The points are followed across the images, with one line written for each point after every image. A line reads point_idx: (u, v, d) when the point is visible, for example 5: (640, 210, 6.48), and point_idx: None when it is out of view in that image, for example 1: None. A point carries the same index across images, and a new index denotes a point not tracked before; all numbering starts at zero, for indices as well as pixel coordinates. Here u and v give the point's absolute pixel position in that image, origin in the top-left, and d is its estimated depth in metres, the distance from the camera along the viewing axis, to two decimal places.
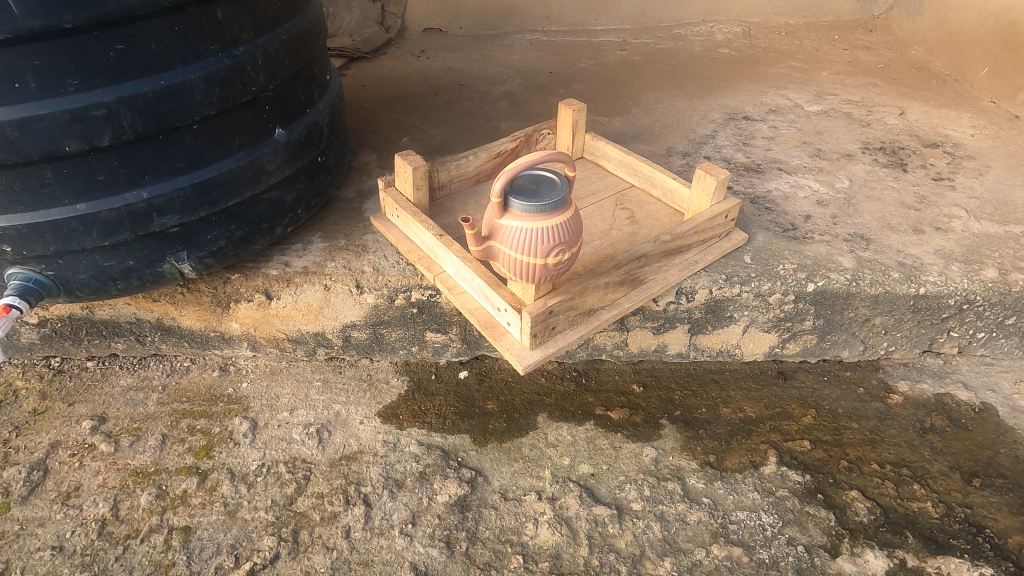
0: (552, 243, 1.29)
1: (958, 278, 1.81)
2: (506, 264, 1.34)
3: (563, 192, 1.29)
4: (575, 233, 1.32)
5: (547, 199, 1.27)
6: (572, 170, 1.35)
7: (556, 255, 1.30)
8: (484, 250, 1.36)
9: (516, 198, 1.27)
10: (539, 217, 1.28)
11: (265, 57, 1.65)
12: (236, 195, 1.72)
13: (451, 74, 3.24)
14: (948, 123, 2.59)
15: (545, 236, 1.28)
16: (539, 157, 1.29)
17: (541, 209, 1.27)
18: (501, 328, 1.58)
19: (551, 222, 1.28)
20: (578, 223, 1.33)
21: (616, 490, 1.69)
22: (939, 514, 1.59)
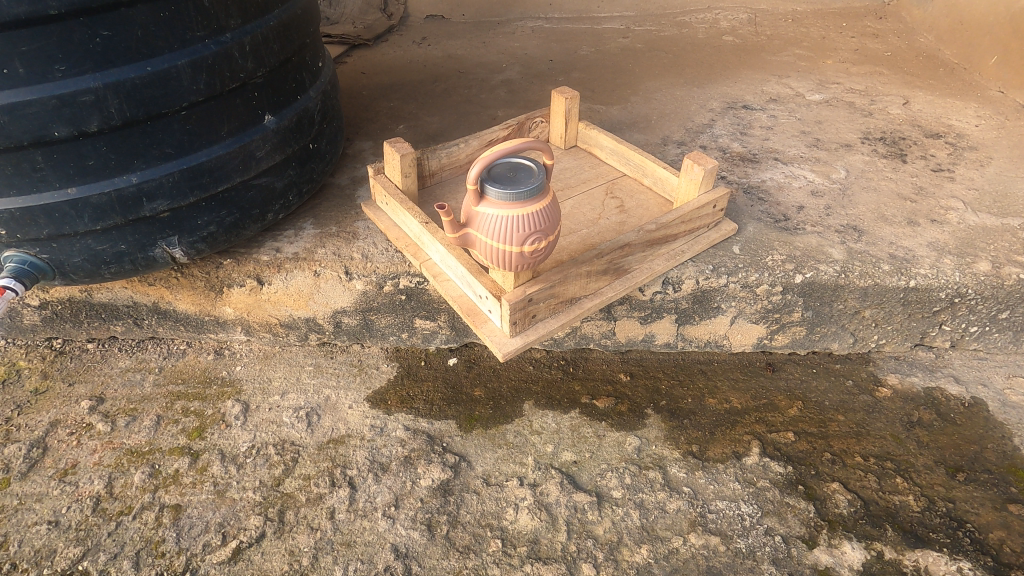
0: (529, 231, 1.29)
1: (949, 271, 1.79)
2: (483, 251, 1.35)
3: (539, 180, 1.29)
4: (553, 221, 1.33)
5: (524, 187, 1.27)
6: (551, 158, 1.35)
7: (532, 243, 1.31)
8: (461, 237, 1.36)
9: (492, 186, 1.27)
10: (515, 205, 1.28)
11: (253, 44, 1.66)
12: (225, 181, 1.74)
13: (451, 61, 3.23)
14: (953, 113, 2.54)
15: (520, 224, 1.28)
16: (517, 145, 1.28)
17: (518, 197, 1.27)
18: (484, 315, 1.59)
19: (527, 209, 1.29)
20: (556, 212, 1.33)
21: (597, 478, 1.71)
22: (920, 508, 1.58)
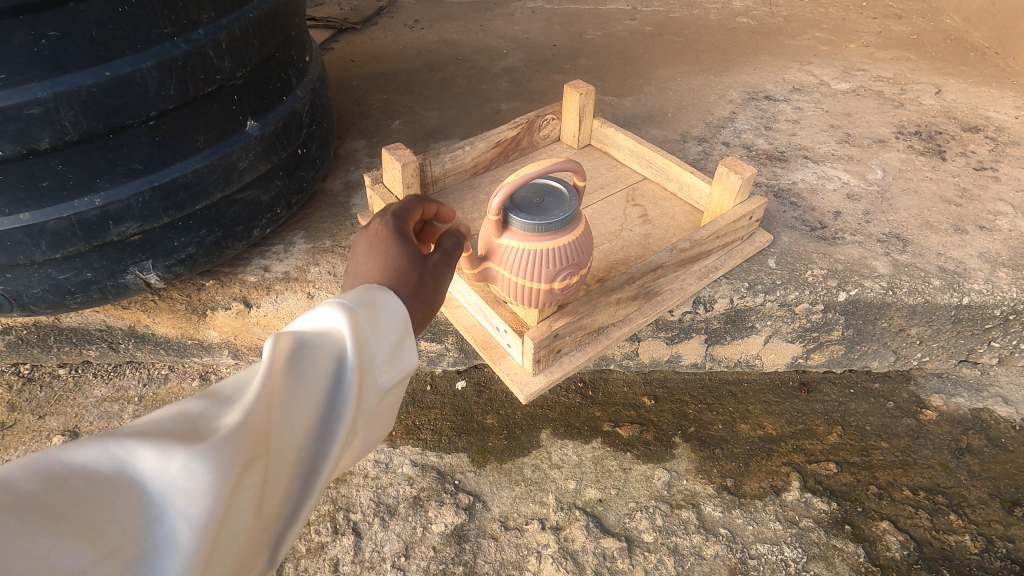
0: (560, 266, 1.16)
1: (1005, 285, 1.64)
2: (506, 288, 1.22)
3: (571, 208, 1.15)
4: (585, 251, 1.20)
5: (554, 217, 1.13)
6: (580, 179, 1.20)
7: (563, 279, 1.18)
8: (481, 273, 1.22)
9: (519, 217, 1.13)
10: (544, 237, 1.14)
11: (230, 40, 1.45)
12: (204, 198, 1.54)
13: (447, 47, 3.00)
14: (990, 104, 2.37)
15: (551, 258, 1.15)
16: (546, 167, 1.12)
17: (547, 228, 1.13)
18: (502, 349, 1.42)
19: (558, 242, 1.15)
20: (587, 241, 1.20)
21: (626, 519, 1.56)
22: (978, 549, 1.46)
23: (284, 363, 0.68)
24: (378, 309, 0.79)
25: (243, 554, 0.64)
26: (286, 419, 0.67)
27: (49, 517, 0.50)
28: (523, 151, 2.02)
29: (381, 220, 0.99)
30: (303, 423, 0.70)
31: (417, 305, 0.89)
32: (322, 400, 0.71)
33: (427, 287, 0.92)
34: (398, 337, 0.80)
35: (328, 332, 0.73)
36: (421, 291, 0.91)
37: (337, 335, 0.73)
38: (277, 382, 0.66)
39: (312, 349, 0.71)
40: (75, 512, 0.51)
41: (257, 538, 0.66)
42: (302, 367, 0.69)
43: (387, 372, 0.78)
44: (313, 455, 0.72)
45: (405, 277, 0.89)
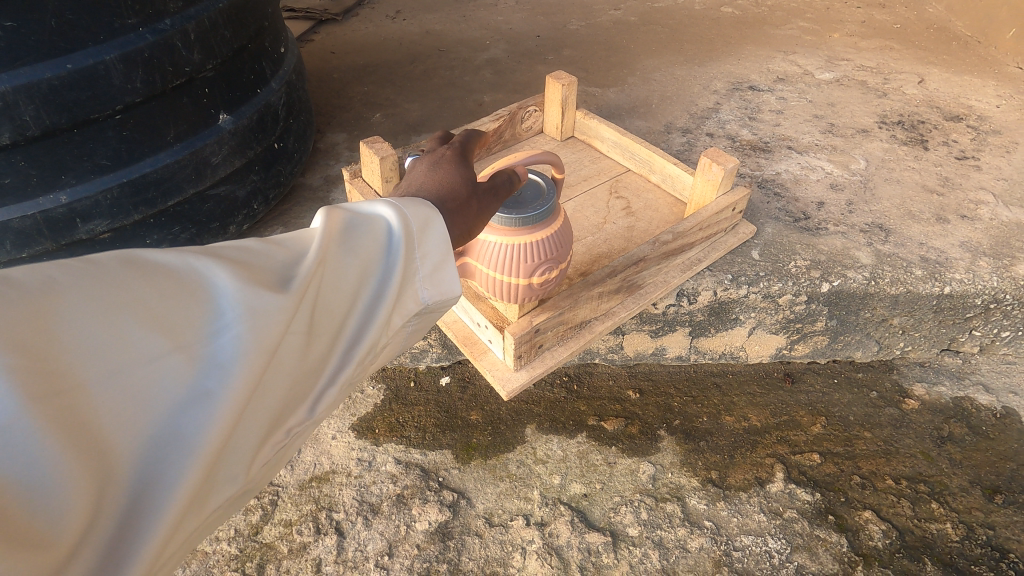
0: (539, 261, 1.16)
1: (986, 275, 1.65)
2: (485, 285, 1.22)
3: (548, 203, 1.14)
4: (564, 244, 1.19)
5: (532, 210, 1.12)
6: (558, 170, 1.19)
7: (542, 274, 1.18)
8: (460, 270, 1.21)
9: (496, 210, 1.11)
10: (521, 231, 1.13)
11: (199, 31, 1.40)
12: (176, 194, 1.50)
13: (429, 38, 2.96)
14: (972, 93, 2.37)
15: (527, 252, 1.14)
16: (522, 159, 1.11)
17: (526, 222, 1.12)
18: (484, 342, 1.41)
19: (535, 236, 1.14)
20: (566, 232, 1.19)
21: (610, 513, 1.56)
22: (959, 537, 1.47)
23: (337, 233, 0.74)
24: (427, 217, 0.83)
25: (279, 398, 0.70)
26: (333, 286, 0.74)
27: (133, 305, 0.55)
28: (505, 144, 1.99)
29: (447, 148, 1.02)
30: (346, 299, 0.77)
31: (458, 217, 0.92)
32: (366, 279, 0.78)
33: (473, 206, 0.95)
34: (440, 258, 0.83)
35: (379, 218, 0.79)
36: (464, 207, 0.93)
37: (387, 228, 0.79)
38: (329, 252, 0.73)
39: (363, 229, 0.77)
40: (154, 306, 0.56)
41: (293, 387, 0.72)
42: (353, 241, 0.76)
43: (427, 283, 0.83)
44: (351, 332, 0.79)
45: (452, 193, 0.92)
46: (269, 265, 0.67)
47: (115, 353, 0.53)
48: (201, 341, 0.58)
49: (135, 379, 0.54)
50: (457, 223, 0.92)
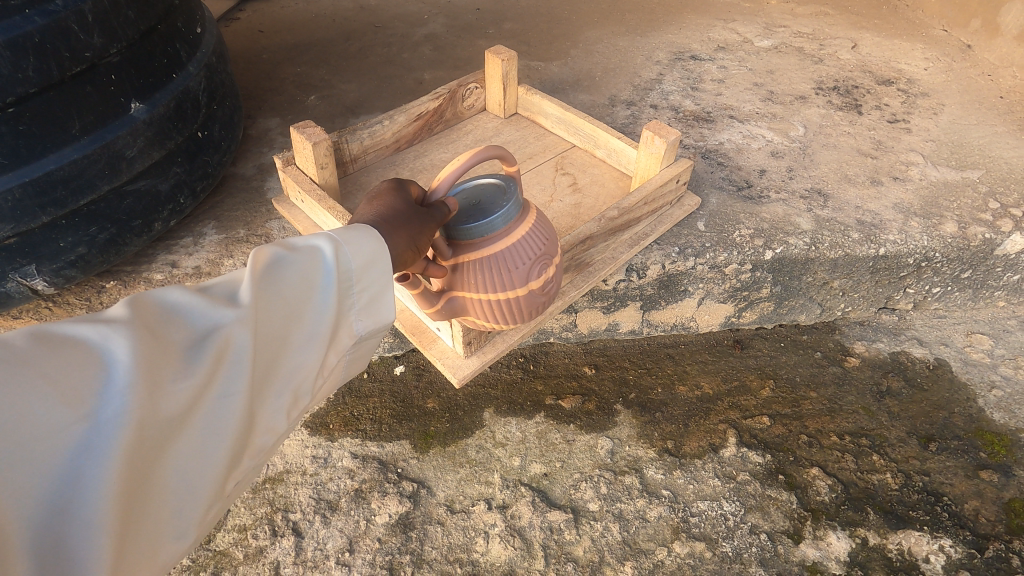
0: (528, 262, 1.14)
1: (917, 234, 1.71)
2: (477, 310, 1.17)
3: (512, 197, 1.10)
4: (547, 235, 1.16)
5: (491, 216, 1.07)
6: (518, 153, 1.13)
7: (538, 276, 1.16)
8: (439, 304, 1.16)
9: (464, 225, 1.07)
10: (498, 235, 1.10)
11: (97, 12, 1.29)
12: (89, 191, 1.39)
13: (364, 14, 2.83)
14: (902, 56, 2.44)
15: (513, 254, 1.12)
16: (463, 162, 1.02)
17: (495, 228, 1.09)
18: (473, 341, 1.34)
19: (514, 235, 1.11)
20: (541, 219, 1.16)
21: (571, 490, 1.57)
22: (898, 485, 1.55)
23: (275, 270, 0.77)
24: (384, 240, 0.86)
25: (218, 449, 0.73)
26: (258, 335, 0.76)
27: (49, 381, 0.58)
28: (447, 124, 1.93)
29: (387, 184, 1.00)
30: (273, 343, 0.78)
31: (396, 236, 0.90)
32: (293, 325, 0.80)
33: (415, 229, 0.94)
34: (377, 294, 0.87)
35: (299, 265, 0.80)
36: (404, 225, 0.92)
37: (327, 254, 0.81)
38: (264, 288, 0.76)
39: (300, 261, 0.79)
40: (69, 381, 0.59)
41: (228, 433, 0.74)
42: (289, 275, 0.78)
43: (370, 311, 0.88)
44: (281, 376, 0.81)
45: (388, 214, 0.92)
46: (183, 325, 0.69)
47: (36, 429, 0.56)
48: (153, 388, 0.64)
49: (55, 442, 0.57)
50: (400, 242, 0.91)
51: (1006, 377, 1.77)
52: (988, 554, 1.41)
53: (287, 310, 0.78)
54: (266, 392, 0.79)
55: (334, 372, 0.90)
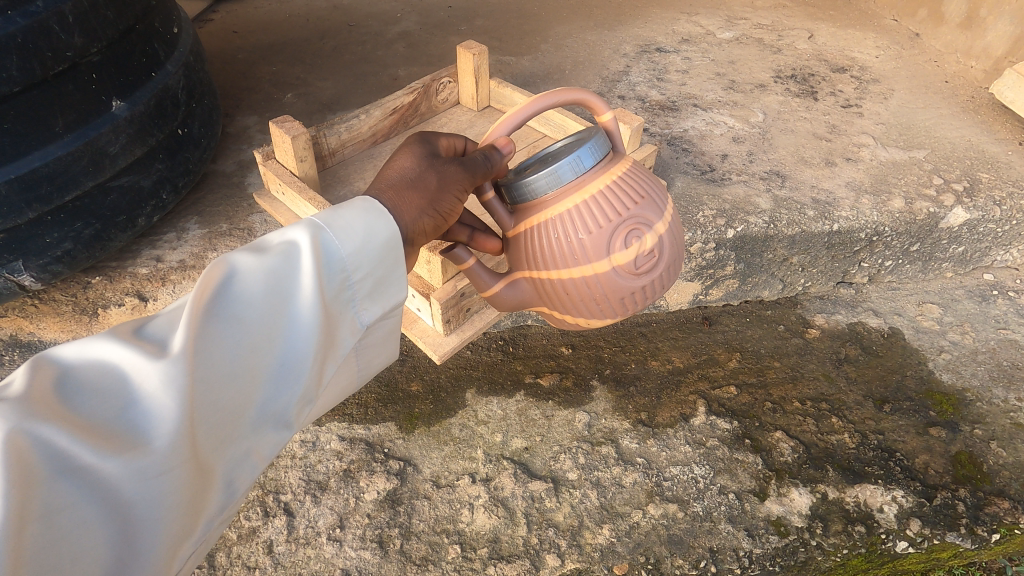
0: (610, 225, 1.12)
1: (868, 211, 1.83)
2: (558, 287, 1.18)
3: (584, 148, 1.12)
4: (639, 199, 1.14)
5: (558, 164, 1.11)
6: (598, 102, 1.16)
7: (625, 247, 1.12)
8: (502, 284, 1.23)
9: (531, 175, 1.12)
10: (570, 187, 1.13)
11: (77, 13, 1.33)
12: (74, 188, 1.43)
13: (337, 13, 2.87)
14: (855, 45, 2.56)
15: (589, 210, 1.12)
16: (512, 114, 1.10)
17: (564, 180, 1.12)
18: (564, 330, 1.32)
19: (587, 189, 1.13)
20: (634, 180, 1.15)
21: (551, 462, 1.65)
22: (855, 443, 1.66)
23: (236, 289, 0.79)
24: (375, 218, 0.89)
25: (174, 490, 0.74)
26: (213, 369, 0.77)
27: None
28: (422, 117, 1.99)
29: (414, 145, 1.09)
30: (237, 377, 0.79)
31: (406, 200, 1.00)
32: (263, 353, 0.81)
33: (434, 192, 1.02)
34: (381, 278, 0.92)
35: (260, 294, 0.80)
36: (416, 188, 1.01)
37: (300, 252, 0.83)
38: (216, 314, 0.78)
39: (266, 272, 0.81)
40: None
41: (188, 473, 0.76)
42: (248, 297, 0.79)
43: (373, 297, 0.93)
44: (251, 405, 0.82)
45: (414, 181, 1.02)
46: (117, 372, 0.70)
47: None
48: (114, 441, 0.68)
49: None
50: (419, 207, 1.00)
51: (954, 342, 1.89)
52: (936, 502, 1.53)
53: (261, 330, 0.81)
54: (234, 423, 0.81)
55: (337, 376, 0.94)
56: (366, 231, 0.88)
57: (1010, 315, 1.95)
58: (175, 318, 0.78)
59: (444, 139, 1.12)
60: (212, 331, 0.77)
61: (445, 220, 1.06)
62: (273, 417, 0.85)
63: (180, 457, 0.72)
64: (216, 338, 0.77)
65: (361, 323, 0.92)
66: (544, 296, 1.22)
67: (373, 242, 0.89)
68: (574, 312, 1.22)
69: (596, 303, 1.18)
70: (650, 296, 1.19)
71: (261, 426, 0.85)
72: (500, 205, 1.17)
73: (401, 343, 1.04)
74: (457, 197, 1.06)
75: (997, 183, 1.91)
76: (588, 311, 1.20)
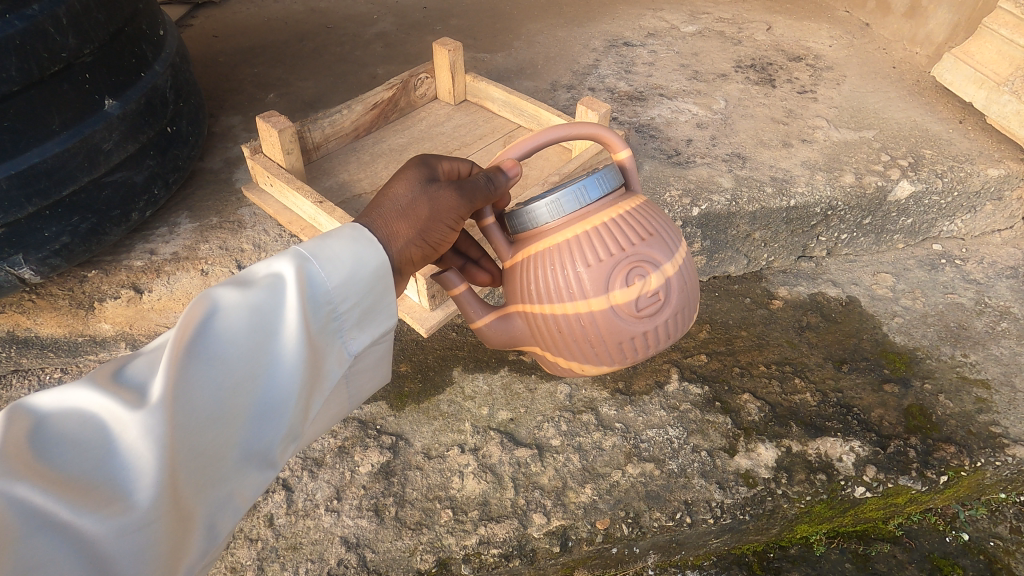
0: (610, 260, 1.17)
1: (821, 186, 1.98)
2: (554, 320, 1.23)
3: (591, 183, 1.20)
4: (645, 237, 1.19)
5: (562, 196, 1.19)
6: (615, 139, 1.24)
7: (624, 286, 1.17)
8: (493, 318, 1.30)
9: (535, 205, 1.20)
10: (574, 219, 1.21)
11: (71, 16, 1.41)
12: (71, 182, 1.50)
13: (315, 16, 2.95)
14: (810, 36, 2.71)
15: (592, 244, 1.18)
16: (520, 142, 1.20)
17: (567, 210, 1.20)
18: (558, 374, 1.37)
19: (590, 222, 1.20)
20: (642, 219, 1.21)
21: (535, 430, 1.75)
22: (817, 401, 1.78)
23: (219, 326, 0.87)
24: (363, 246, 1.00)
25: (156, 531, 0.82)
26: (193, 414, 0.85)
27: None
28: (402, 112, 2.09)
29: (410, 172, 1.15)
30: (215, 420, 0.87)
31: (397, 227, 1.09)
32: (241, 397, 0.89)
33: (425, 224, 1.10)
34: (364, 309, 1.01)
35: (235, 340, 0.88)
36: (408, 215, 1.10)
37: (287, 283, 0.91)
38: (197, 361, 0.85)
39: (250, 308, 0.89)
40: None
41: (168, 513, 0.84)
42: (227, 344, 0.87)
43: (359, 326, 1.02)
44: (229, 446, 0.91)
45: (405, 211, 1.10)
46: (97, 423, 0.78)
47: None
48: (97, 492, 0.76)
49: None
50: (409, 240, 1.09)
51: (906, 307, 2.03)
52: (889, 450, 1.67)
53: (245, 368, 0.89)
54: (213, 463, 0.89)
55: (324, 409, 1.07)
56: (353, 260, 0.98)
57: (957, 281, 2.10)
58: (155, 359, 0.86)
59: (446, 164, 1.20)
60: (195, 375, 0.85)
61: (434, 247, 1.15)
62: (256, 451, 0.94)
63: (163, 505, 0.80)
64: (201, 379, 0.85)
65: (347, 352, 1.02)
66: (537, 334, 1.29)
67: (360, 271, 0.98)
68: (567, 354, 1.27)
69: (591, 345, 1.23)
70: (649, 342, 1.23)
71: (242, 465, 0.93)
72: (499, 232, 1.24)
73: (390, 367, 1.15)
74: (448, 225, 1.14)
75: (939, 158, 2.08)
76: (582, 352, 1.25)
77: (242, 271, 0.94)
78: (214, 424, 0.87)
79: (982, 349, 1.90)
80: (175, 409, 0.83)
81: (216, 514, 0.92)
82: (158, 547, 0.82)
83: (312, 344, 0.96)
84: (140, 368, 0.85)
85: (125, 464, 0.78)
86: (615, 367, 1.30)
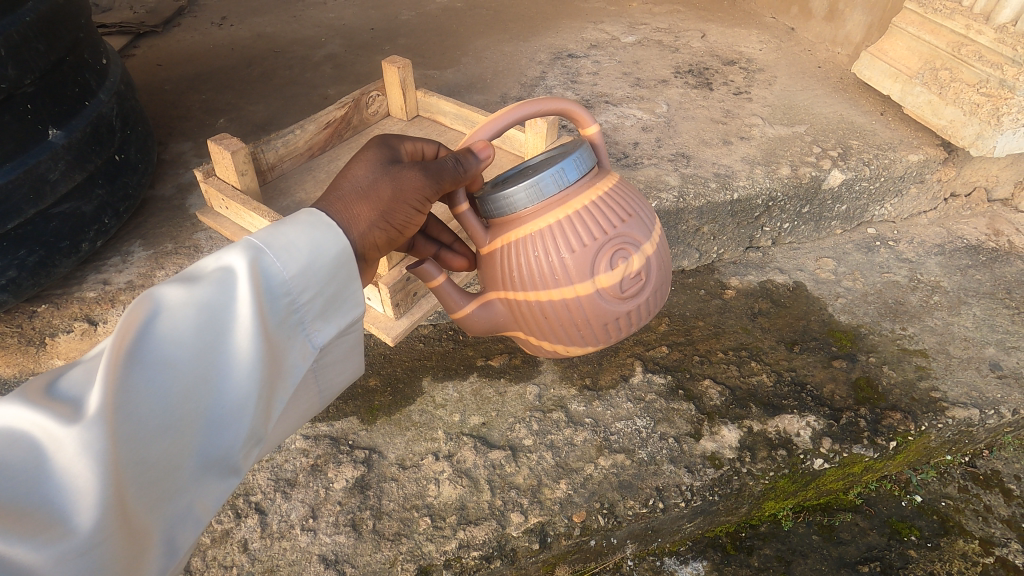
0: (594, 245, 1.23)
1: (761, 179, 2.11)
2: (538, 305, 1.29)
3: (569, 164, 1.23)
4: (625, 219, 1.26)
5: (542, 180, 1.22)
6: (584, 113, 1.28)
7: (609, 268, 1.23)
8: (474, 305, 1.34)
9: (513, 189, 1.22)
10: (552, 202, 1.24)
11: (9, 47, 1.43)
12: (15, 214, 1.50)
13: (262, 41, 2.96)
14: (742, 41, 2.88)
15: (572, 226, 1.23)
16: (485, 125, 1.24)
17: (546, 194, 1.23)
18: (542, 356, 1.43)
19: (569, 204, 1.24)
20: (620, 202, 1.27)
21: (508, 432, 1.78)
22: (773, 381, 1.88)
23: (164, 328, 0.84)
24: (319, 231, 0.99)
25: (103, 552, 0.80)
26: (138, 426, 0.82)
27: None
28: (356, 129, 2.11)
29: (373, 156, 1.17)
30: (162, 430, 0.85)
31: (360, 208, 1.11)
32: (191, 403, 0.87)
33: (389, 205, 1.13)
34: (328, 299, 1.01)
35: (179, 342, 0.85)
36: (371, 196, 1.12)
37: (238, 276, 0.90)
38: (140, 368, 0.82)
39: (197, 305, 0.87)
40: None
41: None
42: (172, 348, 0.85)
43: (324, 317, 1.02)
44: (180, 457, 0.88)
45: (368, 194, 1.12)
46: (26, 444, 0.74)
47: None
48: (33, 518, 0.72)
49: None
50: (373, 222, 1.12)
51: (848, 288, 2.16)
52: (842, 421, 1.76)
53: (195, 372, 0.87)
54: (164, 475, 0.87)
55: (289, 411, 1.07)
56: (311, 248, 0.97)
57: (891, 261, 2.24)
58: (92, 369, 0.83)
59: (409, 144, 1.24)
60: (140, 383, 0.82)
61: (400, 229, 1.17)
62: (214, 459, 0.92)
63: (108, 525, 0.78)
64: (145, 385, 0.83)
65: (312, 344, 1.02)
66: (519, 318, 1.34)
67: (319, 258, 0.98)
68: (552, 337, 1.33)
69: (578, 327, 1.30)
70: (632, 321, 1.30)
71: (200, 475, 0.92)
72: (473, 218, 1.28)
73: (364, 356, 1.15)
74: (414, 207, 1.16)
75: (864, 148, 2.24)
76: (569, 336, 1.32)
77: (188, 266, 0.92)
78: (164, 433, 0.85)
79: (918, 321, 2.03)
80: (117, 421, 0.80)
81: (176, 527, 0.91)
82: (110, 568, 0.80)
83: (271, 339, 0.95)
84: (76, 379, 0.81)
85: (65, 483, 0.76)
86: (598, 347, 1.37)
